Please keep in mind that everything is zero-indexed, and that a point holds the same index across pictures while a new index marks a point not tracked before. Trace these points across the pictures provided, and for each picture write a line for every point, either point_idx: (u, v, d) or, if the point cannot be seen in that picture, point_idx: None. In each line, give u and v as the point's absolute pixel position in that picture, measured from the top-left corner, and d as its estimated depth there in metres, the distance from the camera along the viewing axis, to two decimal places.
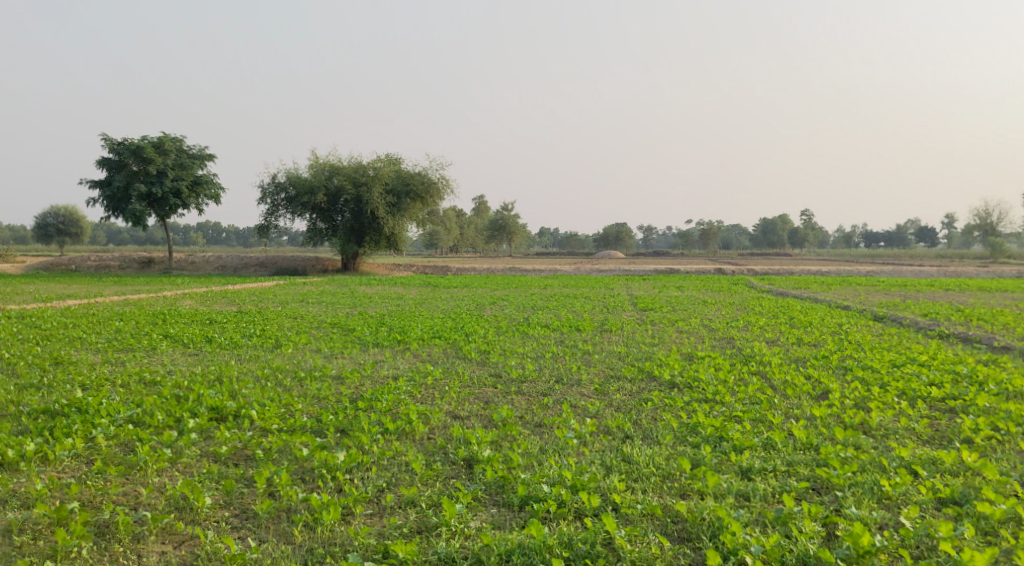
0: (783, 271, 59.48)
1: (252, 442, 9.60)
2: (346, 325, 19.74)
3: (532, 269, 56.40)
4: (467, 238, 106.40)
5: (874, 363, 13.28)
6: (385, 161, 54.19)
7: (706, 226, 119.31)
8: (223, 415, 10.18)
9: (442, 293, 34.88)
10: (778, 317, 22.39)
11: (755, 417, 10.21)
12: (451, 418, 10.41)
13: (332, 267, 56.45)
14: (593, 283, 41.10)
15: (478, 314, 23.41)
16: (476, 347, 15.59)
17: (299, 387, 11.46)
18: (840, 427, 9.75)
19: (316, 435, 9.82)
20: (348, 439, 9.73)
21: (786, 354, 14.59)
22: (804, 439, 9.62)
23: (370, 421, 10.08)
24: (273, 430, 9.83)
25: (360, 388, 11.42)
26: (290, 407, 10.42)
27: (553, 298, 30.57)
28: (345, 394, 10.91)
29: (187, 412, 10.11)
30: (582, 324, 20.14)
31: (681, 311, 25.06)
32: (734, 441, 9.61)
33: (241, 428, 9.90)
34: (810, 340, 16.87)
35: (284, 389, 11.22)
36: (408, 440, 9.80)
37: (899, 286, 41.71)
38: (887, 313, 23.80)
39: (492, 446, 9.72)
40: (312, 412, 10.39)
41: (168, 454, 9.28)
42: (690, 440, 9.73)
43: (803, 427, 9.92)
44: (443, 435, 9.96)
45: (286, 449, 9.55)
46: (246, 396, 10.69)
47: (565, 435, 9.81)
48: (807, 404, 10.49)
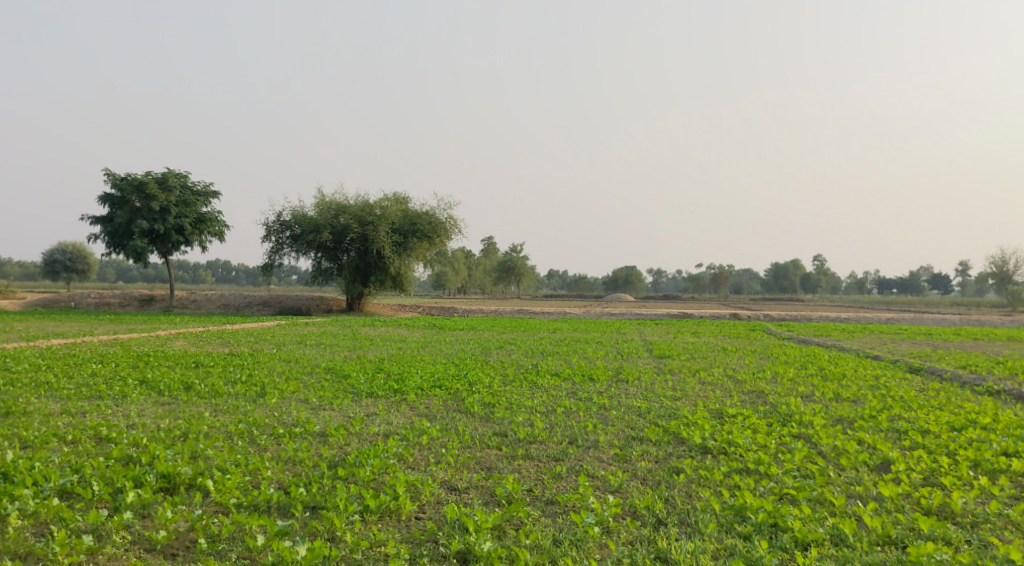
0: (799, 318, 58.06)
1: (199, 525, 8.13)
2: (341, 370, 18.25)
3: (542, 311, 54.94)
4: (476, 280, 105.11)
5: (931, 426, 11.72)
6: (392, 200, 53.39)
7: (718, 270, 117.78)
8: (172, 486, 8.72)
9: (446, 336, 33.38)
10: (805, 369, 20.82)
11: (812, 498, 8.69)
12: (448, 491, 8.91)
13: (336, 307, 55.12)
14: (604, 327, 39.61)
15: (484, 360, 21.91)
16: (480, 399, 14.05)
17: (274, 446, 9.96)
18: (923, 516, 8.23)
19: (281, 516, 8.34)
20: (319, 521, 8.24)
21: (825, 413, 13.03)
22: (882, 531, 8.09)
23: (351, 494, 8.60)
24: (231, 507, 8.35)
25: (344, 448, 9.91)
26: (257, 476, 8.95)
27: (564, 343, 29.04)
28: (325, 457, 9.41)
29: (130, 482, 8.65)
30: (596, 373, 18.60)
31: (700, 359, 23.52)
32: (796, 533, 8.09)
33: (189, 505, 8.44)
34: (849, 397, 15.29)
35: (256, 449, 9.73)
36: (394, 523, 8.33)
37: (923, 335, 40.14)
38: (922, 365, 22.19)
39: (495, 533, 8.21)
40: (282, 481, 8.91)
41: (88, 544, 7.80)
42: (740, 531, 8.21)
43: (876, 514, 8.40)
44: (436, 517, 8.46)
45: (239, 535, 8.06)
46: (208, 460, 9.21)
47: (584, 522, 8.28)
48: (871, 480, 9.01)
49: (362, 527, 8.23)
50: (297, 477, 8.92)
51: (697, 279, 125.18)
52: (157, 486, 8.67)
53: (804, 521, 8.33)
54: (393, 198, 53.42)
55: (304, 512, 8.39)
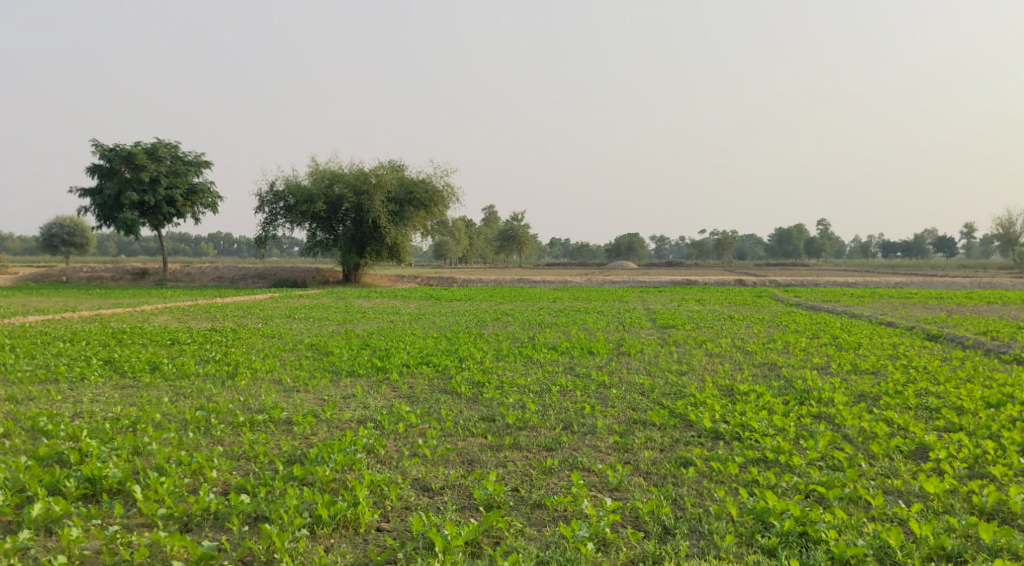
0: (806, 283, 56.81)
1: (112, 545, 7.29)
2: (325, 346, 17.11)
3: (543, 280, 53.80)
4: (476, 249, 103.86)
5: (963, 401, 10.59)
6: (388, 168, 51.91)
7: (721, 236, 116.32)
8: (95, 494, 7.87)
9: (442, 307, 32.16)
10: (819, 338, 19.61)
11: (845, 497, 7.73)
12: (419, 496, 7.95)
13: (333, 279, 54.01)
14: (606, 295, 38.43)
15: (478, 334, 20.76)
16: (469, 378, 12.92)
17: (231, 437, 8.98)
18: (977, 522, 7.29)
19: (208, 534, 7.48)
20: (254, 541, 7.36)
21: (846, 388, 11.88)
22: (932, 541, 7.14)
23: (300, 503, 7.66)
24: (158, 520, 7.50)
25: (308, 440, 8.89)
26: (196, 479, 8.06)
27: (563, 314, 27.88)
28: (283, 455, 8.46)
29: (47, 488, 7.79)
30: (597, 346, 17.42)
31: (705, 329, 22.33)
32: (831, 547, 7.14)
33: (108, 518, 7.58)
34: (872, 370, 14.12)
35: (207, 443, 8.79)
36: (345, 541, 7.43)
37: (935, 299, 38.89)
38: (941, 332, 21.02)
39: (465, 552, 7.27)
40: (227, 485, 8.03)
41: None
42: (764, 545, 7.27)
43: (923, 519, 7.45)
44: (399, 529, 7.55)
45: (157, 558, 7.23)
46: (146, 459, 8.31)
47: (577, 537, 7.30)
48: (910, 473, 8.03)
49: (308, 546, 7.34)
50: (246, 479, 7.99)
51: (699, 245, 123.76)
52: (76, 493, 7.81)
53: (839, 530, 7.36)
54: (389, 165, 51.91)
55: (241, 526, 7.53)
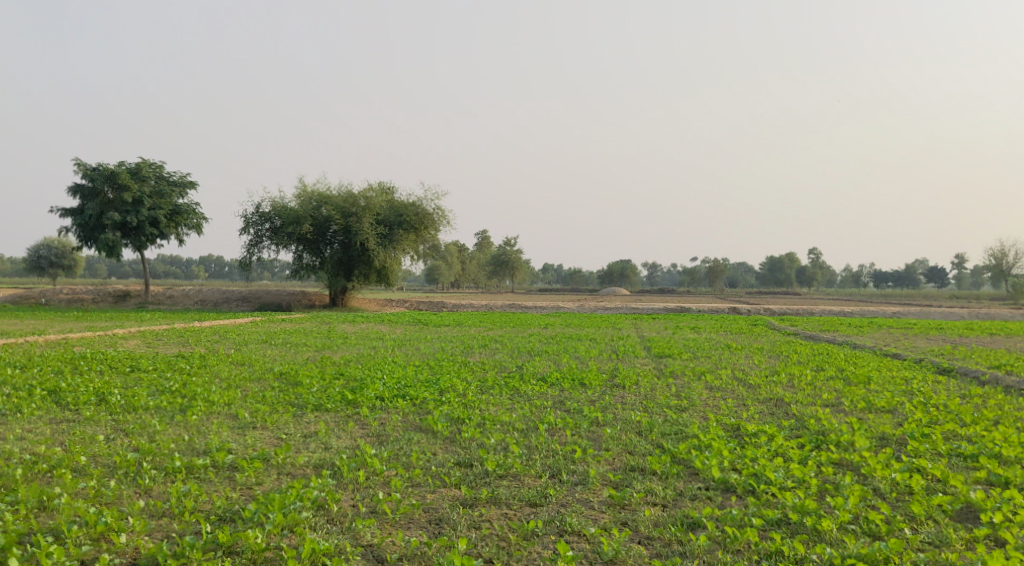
0: (802, 312, 55.74)
1: None
2: (296, 375, 15.81)
3: (534, 306, 52.57)
4: (468, 274, 102.74)
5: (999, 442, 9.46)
6: (377, 190, 50.96)
7: (714, 264, 115.46)
8: None
9: (428, 334, 30.86)
10: (825, 370, 18.40)
11: None
12: None
13: (319, 302, 52.69)
14: (599, 322, 37.24)
15: (462, 362, 19.47)
16: (448, 414, 11.66)
17: (155, 489, 7.98)
18: None
19: None
20: None
21: (865, 428, 10.68)
22: None
23: None
24: None
25: (245, 496, 7.87)
26: (97, 548, 7.13)
27: (554, 341, 26.65)
28: (209, 518, 7.48)
29: None
30: (589, 377, 16.15)
31: (703, 359, 21.07)
32: None
33: None
34: (891, 407, 12.89)
35: (124, 496, 7.81)
36: None
37: (937, 330, 37.75)
38: (952, 365, 19.82)
39: None
40: (138, 554, 7.08)
41: None
42: None
43: None
44: None
45: None
46: (43, 521, 7.41)
47: None
48: (965, 547, 7.06)
49: None
50: (158, 549, 7.03)
51: (692, 272, 122.94)
52: None
53: None
54: (378, 187, 50.98)
55: None
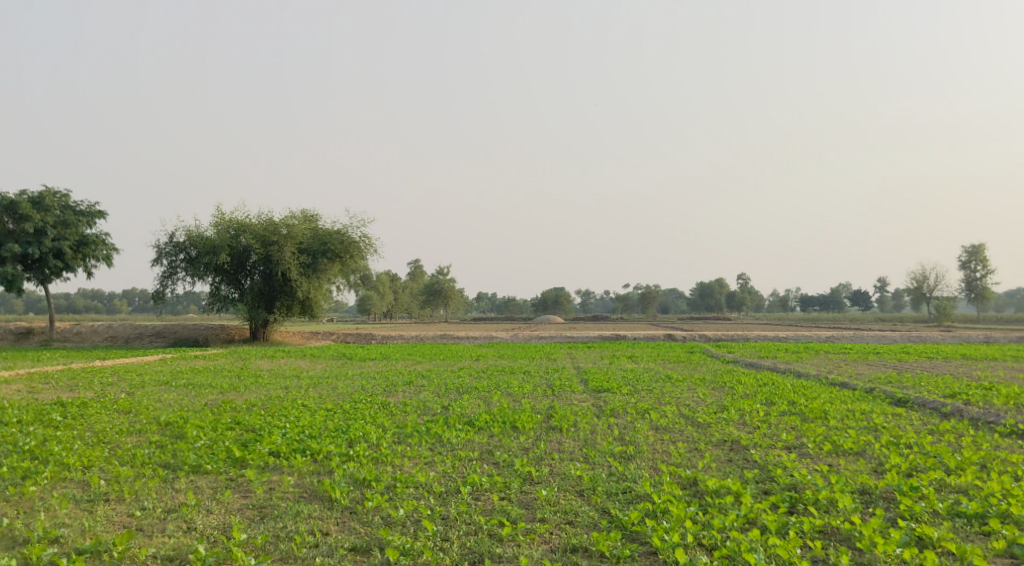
0: (737, 338, 54.94)
1: None
2: (183, 427, 13.69)
3: (467, 336, 50.66)
4: (400, 304, 100.27)
5: (996, 488, 8.67)
6: (299, 219, 48.50)
7: (646, 291, 115.31)
8: None
9: (351, 369, 28.69)
10: (777, 404, 16.98)
11: None
12: None
13: (238, 336, 49.86)
14: (532, 353, 35.57)
15: (382, 404, 17.47)
16: (351, 474, 9.78)
17: None
18: None
19: None
20: None
21: (842, 475, 9.66)
22: None
23: None
24: None
25: None
26: None
27: (485, 375, 24.79)
28: None
29: None
30: (522, 419, 14.34)
31: (644, 394, 19.47)
32: None
33: None
34: (863, 450, 11.42)
35: None
36: None
37: (873, 355, 37.16)
38: (906, 396, 18.66)
39: None
40: None
41: None
42: None
43: None
44: None
45: None
46: None
47: None
48: None
49: None
50: None
51: (625, 299, 122.71)
52: None
53: None
54: (301, 215, 48.54)
55: None
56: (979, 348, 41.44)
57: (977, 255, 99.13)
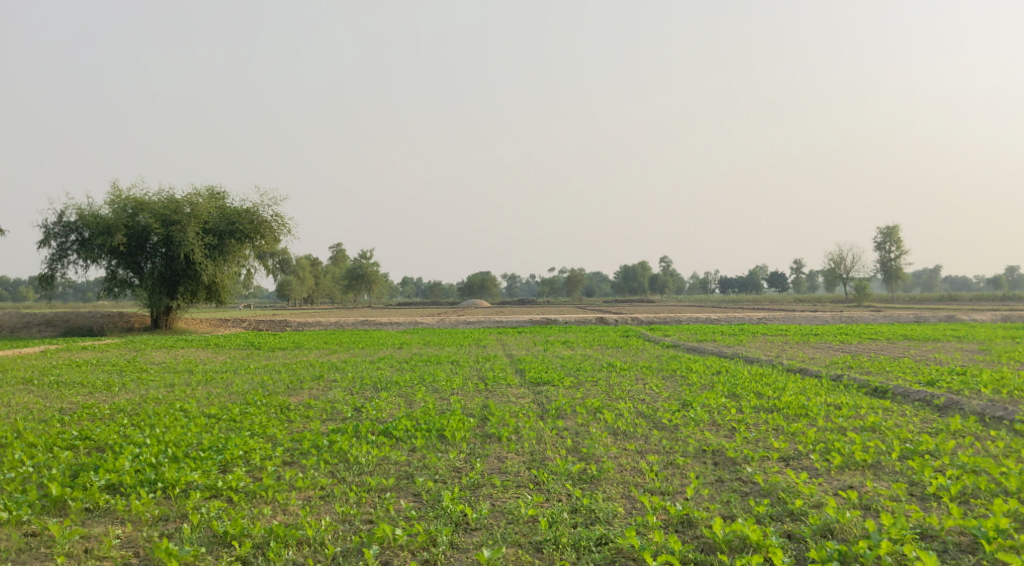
0: (669, 321, 53.31)
1: None
2: (7, 446, 10.57)
3: (389, 322, 47.61)
4: (321, 289, 96.35)
5: None
6: (205, 196, 44.44)
7: (572, 274, 113.88)
8: None
9: (256, 361, 25.43)
10: (746, 399, 14.62)
11: None
12: None
13: (138, 324, 45.55)
14: (459, 339, 32.93)
15: (282, 407, 14.50)
16: (208, 526, 7.83)
17: None
18: None
19: None
20: None
21: (889, 503, 8.26)
22: None
23: None
24: None
25: None
26: None
27: (409, 366, 21.97)
28: None
29: None
30: (452, 425, 11.57)
31: (589, 387, 17.06)
32: None
33: None
34: (889, 474, 9.16)
35: None
36: None
37: (813, 337, 35.59)
38: (882, 385, 16.64)
39: None
40: None
41: None
42: None
43: None
44: None
45: None
46: None
47: None
48: None
49: None
50: None
51: (551, 282, 121.06)
52: None
53: None
54: (206, 192, 44.46)
55: None
56: (912, 329, 40.62)
57: (891, 237, 100.71)
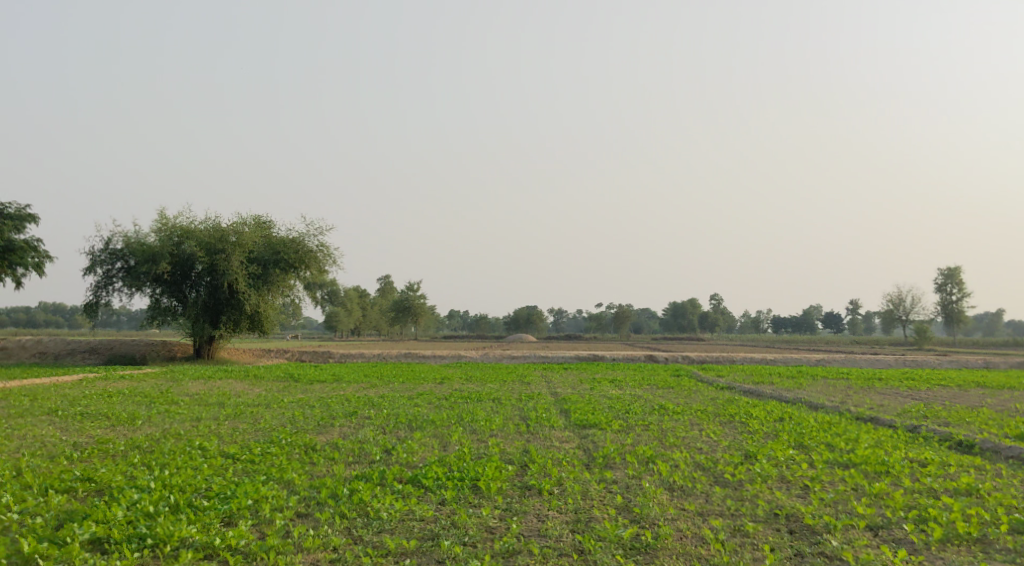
0: (722, 360, 51.29)
1: None
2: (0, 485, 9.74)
3: (433, 355, 46.59)
4: (368, 321, 96.15)
5: None
6: (251, 225, 44.21)
7: (620, 310, 112.07)
8: None
9: (291, 394, 24.54)
10: (816, 452, 13.14)
11: None
12: None
13: (181, 353, 45.32)
14: (503, 375, 31.75)
15: (308, 447, 13.45)
16: None
17: None
18: None
19: None
20: None
21: None
22: None
23: None
24: None
25: None
26: None
27: (448, 403, 20.87)
28: None
29: None
30: (488, 474, 10.39)
31: (640, 432, 15.75)
32: None
33: None
34: (1001, 554, 7.83)
35: None
36: None
37: (878, 381, 33.53)
38: (967, 438, 14.98)
39: None
40: None
41: None
42: None
43: None
44: None
45: None
46: None
47: None
48: None
49: None
50: None
51: (599, 318, 119.33)
52: None
53: None
54: (253, 221, 44.23)
55: None
56: (984, 374, 38.24)
57: (952, 278, 97.07)
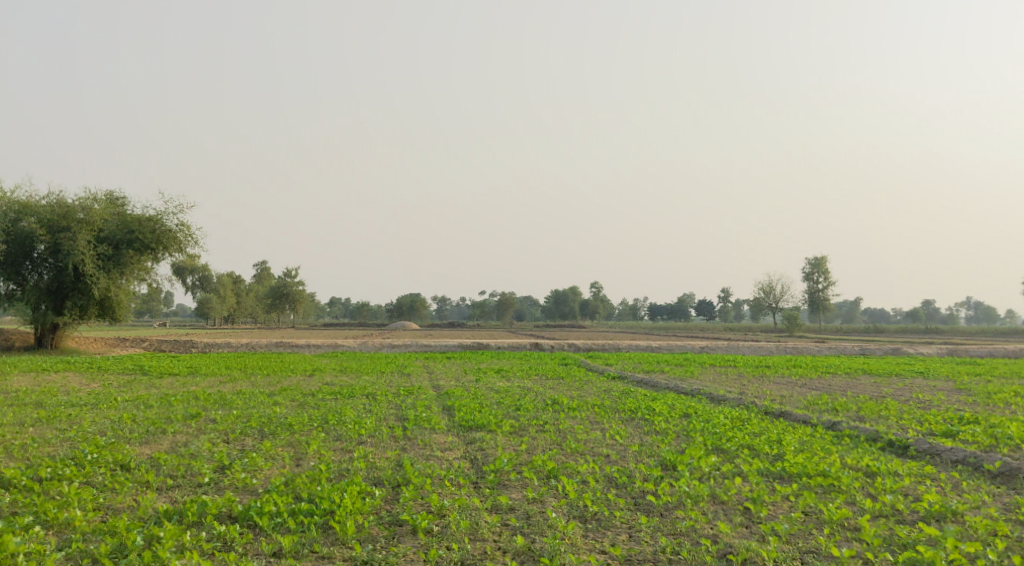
0: (606, 348, 49.74)
1: None
2: None
3: (307, 345, 43.16)
4: (241, 308, 90.54)
5: None
6: (102, 201, 39.55)
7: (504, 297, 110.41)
8: None
9: (132, 392, 20.99)
10: (744, 459, 11.17)
11: None
12: None
13: (19, 343, 40.12)
14: (382, 365, 28.94)
15: (118, 468, 10.41)
16: None
17: None
18: None
19: None
20: None
21: None
22: None
23: None
24: None
25: None
26: None
27: (314, 402, 17.98)
28: None
29: None
30: (347, 505, 7.88)
31: (536, 435, 13.49)
32: None
33: None
34: None
35: None
36: None
37: (767, 370, 32.65)
38: (896, 436, 13.48)
39: None
40: None
41: None
42: None
43: None
44: None
45: None
46: None
47: None
48: None
49: None
50: None
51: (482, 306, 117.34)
52: None
53: None
54: (104, 197, 39.59)
55: None
56: (862, 362, 38.16)
57: (820, 267, 100.14)
